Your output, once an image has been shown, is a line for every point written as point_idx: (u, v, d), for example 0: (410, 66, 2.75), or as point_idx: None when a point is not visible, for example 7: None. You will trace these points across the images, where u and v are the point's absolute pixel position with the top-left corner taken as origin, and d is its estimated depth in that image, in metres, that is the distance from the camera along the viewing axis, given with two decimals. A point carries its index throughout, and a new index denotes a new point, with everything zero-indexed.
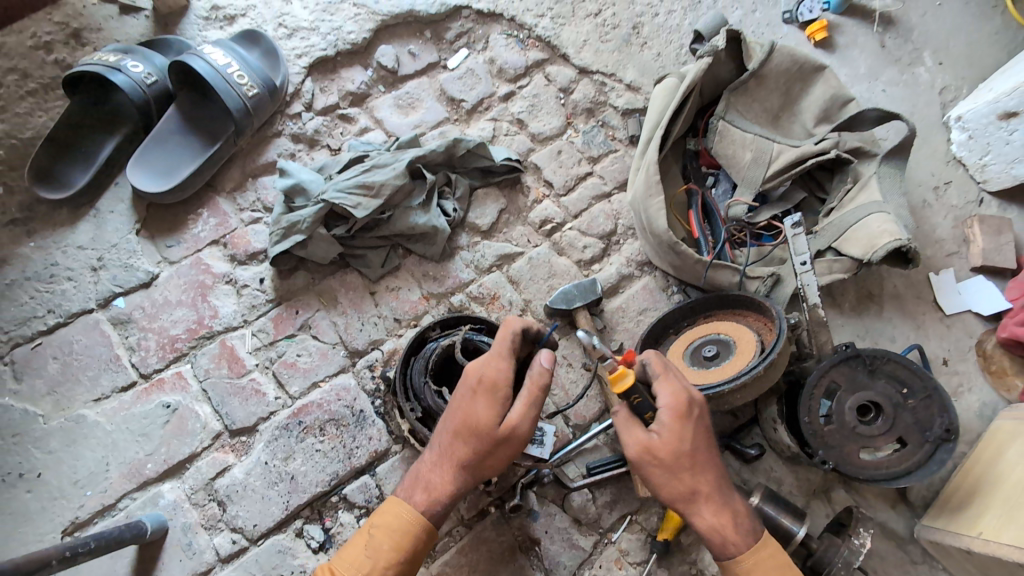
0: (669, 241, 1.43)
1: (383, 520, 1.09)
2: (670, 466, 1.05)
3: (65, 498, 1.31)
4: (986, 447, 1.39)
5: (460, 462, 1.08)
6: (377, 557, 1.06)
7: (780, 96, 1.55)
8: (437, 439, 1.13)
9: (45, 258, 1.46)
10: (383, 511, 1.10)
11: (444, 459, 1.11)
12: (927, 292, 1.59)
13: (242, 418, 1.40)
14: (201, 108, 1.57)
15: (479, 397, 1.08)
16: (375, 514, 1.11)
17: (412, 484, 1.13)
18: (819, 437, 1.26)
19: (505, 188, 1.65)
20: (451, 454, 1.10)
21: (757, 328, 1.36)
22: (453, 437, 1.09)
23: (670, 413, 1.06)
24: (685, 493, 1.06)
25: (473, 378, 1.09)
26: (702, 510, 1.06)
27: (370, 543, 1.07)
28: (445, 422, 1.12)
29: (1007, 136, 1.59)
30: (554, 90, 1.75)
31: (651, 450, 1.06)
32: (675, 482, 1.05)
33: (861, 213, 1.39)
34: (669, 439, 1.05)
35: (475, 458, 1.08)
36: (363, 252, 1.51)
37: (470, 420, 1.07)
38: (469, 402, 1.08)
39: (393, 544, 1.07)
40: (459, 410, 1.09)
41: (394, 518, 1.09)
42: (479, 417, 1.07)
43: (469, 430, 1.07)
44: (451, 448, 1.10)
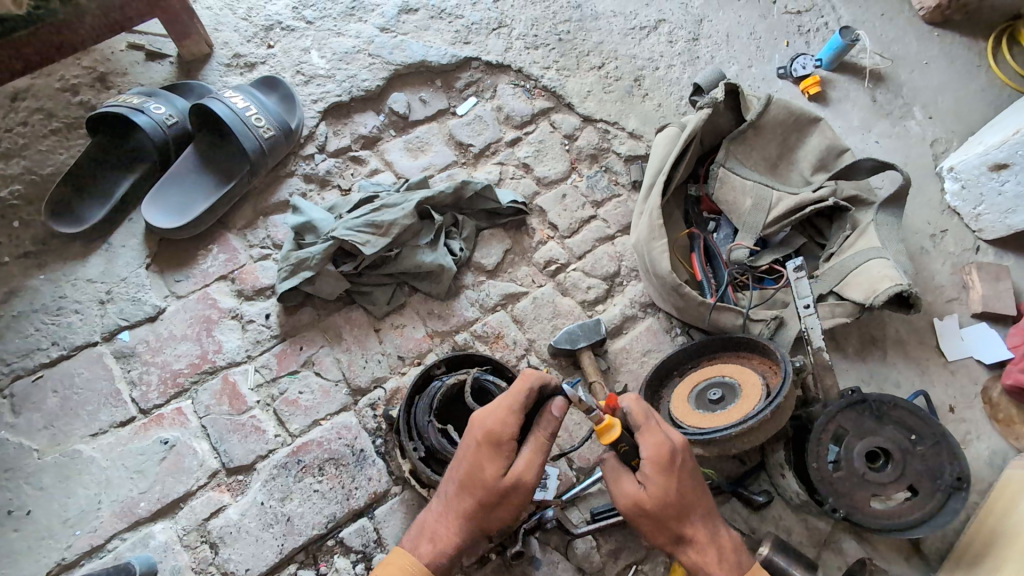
0: (673, 283, 1.45)
1: (388, 571, 1.07)
2: (654, 516, 1.07)
3: (53, 537, 1.27)
4: (998, 497, 1.36)
5: (467, 514, 1.07)
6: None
7: (777, 145, 1.60)
8: (444, 488, 1.12)
9: (55, 291, 1.47)
10: (387, 563, 1.08)
11: (449, 510, 1.09)
12: (929, 338, 1.59)
13: (240, 456, 1.37)
14: (218, 148, 1.62)
15: (488, 452, 1.06)
16: (377, 568, 1.09)
17: (417, 533, 1.11)
18: (827, 484, 1.24)
19: (511, 229, 1.68)
20: (458, 506, 1.08)
21: (762, 371, 1.36)
22: (460, 489, 1.08)
23: (651, 465, 1.05)
24: (672, 537, 1.08)
25: (479, 430, 1.07)
26: (688, 552, 1.08)
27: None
28: (452, 473, 1.10)
29: (999, 186, 1.63)
30: (559, 137, 1.81)
31: (638, 503, 1.06)
32: (660, 529, 1.08)
33: (861, 258, 1.42)
34: (654, 492, 1.05)
35: (482, 511, 1.07)
36: (369, 289, 1.52)
37: (478, 474, 1.06)
38: (477, 455, 1.06)
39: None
40: (466, 463, 1.07)
41: (399, 569, 1.07)
42: (488, 473, 1.05)
43: (476, 483, 1.06)
44: (458, 500, 1.08)
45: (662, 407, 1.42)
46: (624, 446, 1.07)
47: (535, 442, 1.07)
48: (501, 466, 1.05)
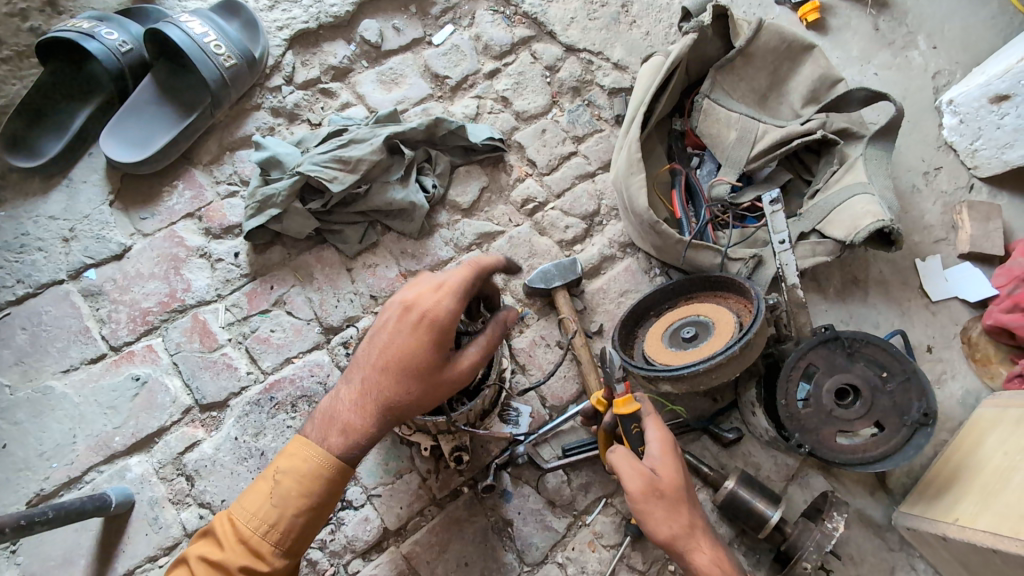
0: (651, 220, 1.38)
1: (289, 465, 1.04)
2: (670, 500, 1.06)
3: (31, 469, 1.29)
4: (967, 434, 1.37)
5: (388, 395, 1.05)
6: (283, 506, 1.02)
7: (767, 75, 1.52)
8: (362, 372, 1.07)
9: (16, 228, 1.43)
10: (291, 454, 1.05)
11: (367, 391, 1.06)
12: (913, 278, 1.56)
13: (213, 392, 1.38)
14: (177, 77, 1.54)
15: (417, 324, 1.04)
16: (280, 457, 1.05)
17: (327, 425, 1.07)
18: (794, 420, 1.24)
19: (488, 166, 1.62)
20: (380, 389, 1.05)
21: (737, 310, 1.33)
22: (386, 369, 1.05)
23: (663, 447, 1.10)
24: (684, 527, 1.05)
25: (412, 311, 1.05)
26: (700, 545, 1.05)
27: (276, 493, 1.02)
28: (379, 353, 1.06)
29: (998, 120, 1.56)
30: (539, 68, 1.72)
31: (652, 485, 1.06)
32: (674, 516, 1.05)
33: (845, 195, 1.37)
34: (667, 472, 1.08)
35: (405, 391, 1.05)
36: (340, 228, 1.48)
37: (409, 350, 1.04)
38: (409, 335, 1.05)
39: (299, 492, 1.02)
40: (397, 345, 1.05)
41: (303, 461, 1.04)
42: (419, 350, 1.04)
43: (402, 363, 1.04)
44: (382, 382, 1.05)
45: (635, 347, 1.41)
46: (636, 428, 1.13)
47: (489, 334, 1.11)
48: (432, 344, 1.04)
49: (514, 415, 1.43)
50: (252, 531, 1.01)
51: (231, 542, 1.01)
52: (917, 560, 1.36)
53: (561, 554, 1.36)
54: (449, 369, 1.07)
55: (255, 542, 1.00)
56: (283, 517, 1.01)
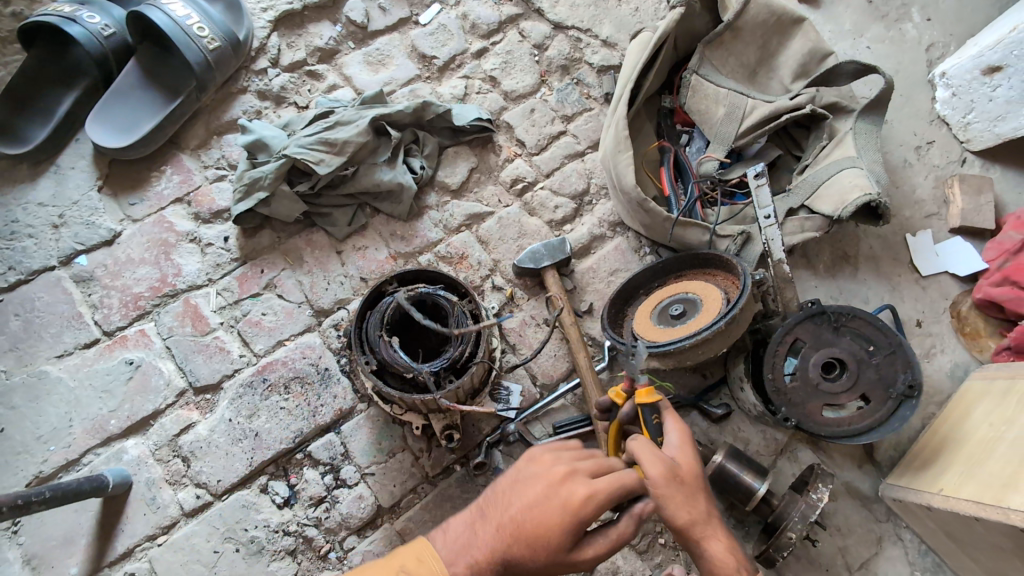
0: (639, 198, 1.38)
1: (415, 566, 0.85)
2: (689, 486, 0.96)
3: (29, 452, 1.31)
4: (955, 406, 1.38)
5: (518, 560, 0.88)
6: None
7: (756, 50, 1.50)
8: (488, 520, 0.91)
9: (6, 215, 1.44)
10: (418, 556, 0.87)
11: (497, 550, 0.88)
12: (903, 253, 1.56)
13: (206, 375, 1.39)
14: (162, 61, 1.53)
15: (569, 509, 0.89)
16: (403, 554, 0.87)
17: (458, 547, 0.89)
18: (781, 394, 1.26)
19: (476, 147, 1.61)
20: (489, 544, 0.89)
21: (725, 287, 1.33)
22: (509, 526, 0.89)
23: (682, 438, 1.01)
24: (703, 519, 0.95)
25: (557, 497, 0.90)
26: (716, 540, 0.95)
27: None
28: (505, 509, 0.92)
29: (990, 92, 1.54)
30: (528, 46, 1.70)
31: (672, 471, 0.96)
32: (694, 509, 0.95)
33: (833, 169, 1.36)
34: (688, 463, 0.99)
35: (526, 560, 0.88)
36: (329, 210, 1.49)
37: (544, 524, 0.88)
38: (545, 501, 0.90)
39: None
40: (525, 503, 0.91)
41: (423, 566, 0.85)
42: (553, 526, 0.88)
43: (533, 538, 0.88)
44: (499, 535, 0.89)
45: (625, 325, 1.42)
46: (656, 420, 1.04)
47: (613, 536, 0.93)
48: (578, 523, 0.88)
49: (505, 394, 1.43)
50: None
51: None
52: (903, 530, 1.38)
53: None
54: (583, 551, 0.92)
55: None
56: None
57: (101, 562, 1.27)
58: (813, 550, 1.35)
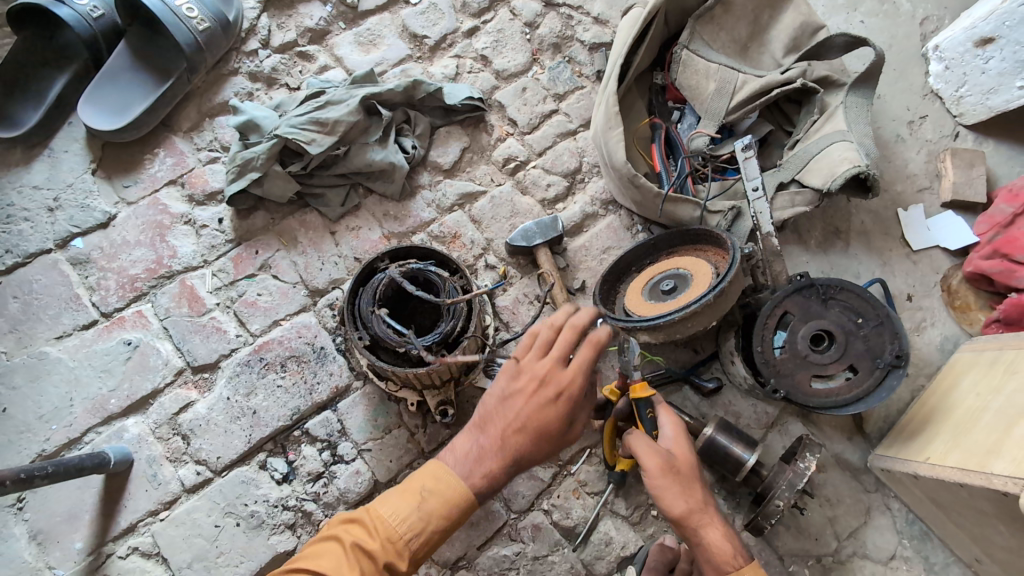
0: (629, 174, 1.38)
1: (433, 485, 1.02)
2: (684, 475, 1.09)
3: (31, 431, 1.34)
4: (943, 378, 1.39)
5: (529, 454, 1.06)
6: (429, 519, 1.00)
7: (747, 24, 1.51)
8: (490, 436, 1.06)
9: (2, 199, 1.45)
10: (435, 477, 1.03)
11: (507, 450, 1.05)
12: (895, 228, 1.57)
13: (204, 355, 1.41)
14: (152, 44, 1.53)
15: (558, 395, 1.06)
16: (424, 475, 1.03)
17: (469, 463, 1.04)
18: (771, 366, 1.27)
19: (468, 126, 1.61)
20: (504, 447, 1.05)
21: (714, 261, 1.34)
22: (521, 431, 1.05)
23: (677, 430, 1.13)
24: (698, 502, 1.08)
25: (544, 393, 1.06)
26: (713, 522, 1.07)
27: (422, 505, 1.00)
28: (506, 418, 1.06)
29: (983, 64, 1.54)
30: (519, 25, 1.70)
31: (668, 462, 1.09)
32: (687, 494, 1.08)
33: (823, 143, 1.37)
34: (682, 453, 1.11)
35: (538, 446, 1.07)
36: (322, 191, 1.50)
37: (546, 418, 1.05)
38: (540, 400, 1.05)
39: (441, 512, 1.01)
40: (523, 410, 1.05)
41: (443, 485, 1.02)
42: (555, 416, 1.05)
43: (538, 429, 1.05)
44: (514, 438, 1.05)
45: (617, 303, 1.43)
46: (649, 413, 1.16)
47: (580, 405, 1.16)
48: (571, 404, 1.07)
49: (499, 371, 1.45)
50: (400, 534, 0.98)
51: (381, 532, 0.98)
52: (892, 500, 1.40)
53: (547, 501, 1.40)
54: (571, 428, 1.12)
55: (401, 545, 0.98)
56: (427, 529, 1.00)
57: (105, 537, 1.30)
58: (803, 520, 1.38)
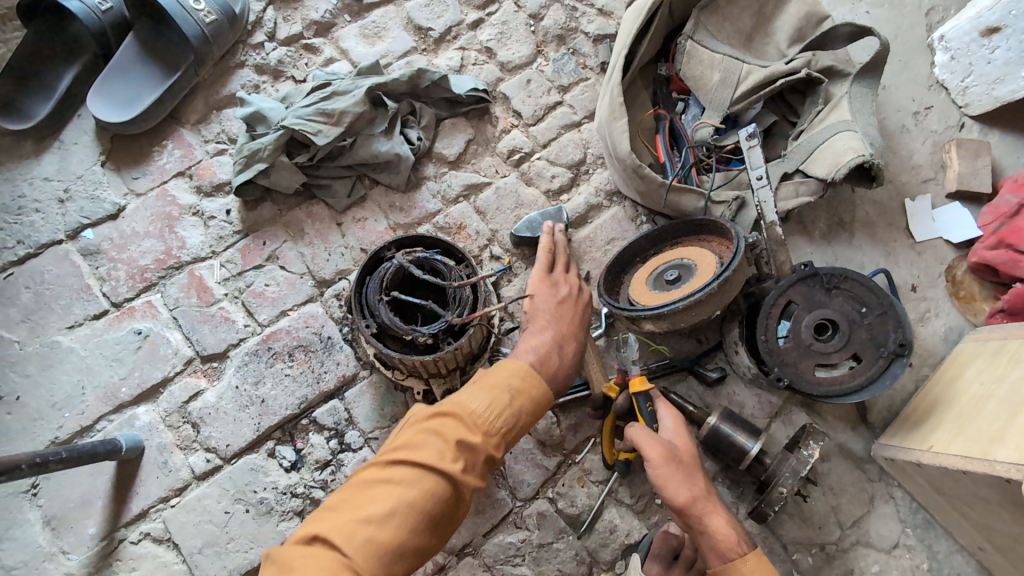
0: (633, 164, 1.39)
1: (523, 382, 1.03)
2: (686, 465, 1.11)
3: (44, 419, 1.36)
4: (947, 368, 1.39)
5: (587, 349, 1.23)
6: (519, 415, 1.00)
7: (751, 15, 1.52)
8: (565, 334, 1.18)
9: (13, 190, 1.47)
10: (521, 375, 1.04)
11: (571, 347, 1.17)
12: (899, 219, 1.57)
13: (212, 344, 1.43)
14: (159, 36, 1.54)
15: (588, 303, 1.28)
16: (509, 374, 1.03)
17: (543, 363, 1.10)
18: (774, 354, 1.29)
19: (473, 118, 1.62)
20: (578, 341, 1.19)
21: (718, 251, 1.34)
22: (584, 327, 1.24)
23: (677, 421, 1.17)
24: (701, 491, 1.09)
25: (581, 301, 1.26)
26: (716, 510, 1.08)
27: (516, 401, 1.01)
28: (573, 316, 1.23)
29: (988, 54, 1.54)
30: (523, 17, 1.70)
31: (670, 452, 1.11)
32: (690, 483, 1.09)
33: (827, 133, 1.37)
34: (683, 443, 1.14)
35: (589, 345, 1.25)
36: (328, 182, 1.51)
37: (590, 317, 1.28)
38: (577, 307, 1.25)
39: (531, 409, 1.02)
40: (569, 314, 1.22)
41: (531, 383, 1.04)
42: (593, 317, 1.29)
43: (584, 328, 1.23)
44: (583, 332, 1.22)
45: (621, 293, 1.43)
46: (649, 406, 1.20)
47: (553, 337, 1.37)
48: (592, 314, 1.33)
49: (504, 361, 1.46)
50: (497, 427, 0.97)
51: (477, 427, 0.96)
52: (895, 489, 1.40)
53: (552, 490, 1.41)
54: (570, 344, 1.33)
55: (498, 438, 0.98)
56: (518, 424, 1.00)
57: (117, 523, 1.32)
58: (806, 508, 1.39)
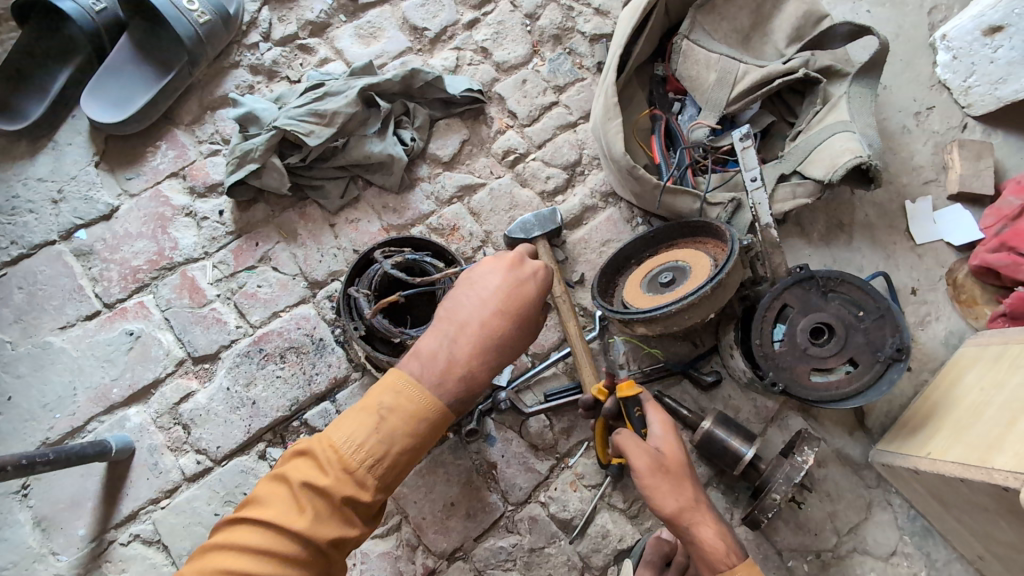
0: (627, 165, 1.37)
1: (395, 401, 0.94)
2: (674, 474, 1.08)
3: (35, 420, 1.36)
4: (947, 373, 1.37)
5: (509, 338, 1.02)
6: (391, 441, 0.92)
7: (749, 14, 1.50)
8: (461, 331, 1.00)
9: (8, 191, 1.48)
10: (396, 391, 0.95)
11: (485, 338, 1.00)
12: (899, 221, 1.54)
13: (204, 345, 1.42)
14: (153, 37, 1.54)
15: (537, 276, 1.06)
16: (382, 392, 0.95)
17: (435, 370, 0.97)
18: (769, 359, 1.26)
19: (468, 119, 1.61)
20: (480, 332, 1.00)
21: (713, 253, 1.32)
22: (499, 311, 1.01)
23: (666, 427, 1.13)
24: (690, 501, 1.07)
25: (522, 272, 1.05)
26: (705, 520, 1.05)
27: (382, 426, 0.93)
28: (481, 300, 1.02)
29: (991, 54, 1.52)
30: (519, 16, 1.69)
31: (657, 460, 1.09)
32: (678, 492, 1.07)
33: (825, 134, 1.35)
34: (671, 450, 1.11)
35: (522, 332, 1.04)
36: (321, 183, 1.50)
37: (526, 295, 1.04)
38: (513, 281, 1.04)
39: (407, 430, 0.94)
40: (498, 291, 1.02)
41: (408, 401, 0.95)
42: (535, 294, 1.05)
43: (517, 307, 1.02)
44: (492, 317, 1.01)
45: (615, 295, 1.41)
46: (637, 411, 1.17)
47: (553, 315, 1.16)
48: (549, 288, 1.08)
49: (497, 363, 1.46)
50: (357, 462, 0.90)
51: (334, 466, 0.90)
52: (893, 496, 1.38)
53: (544, 494, 1.40)
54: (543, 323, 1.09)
55: (361, 475, 0.90)
56: (390, 453, 0.92)
57: (107, 524, 1.32)
58: (802, 515, 1.37)
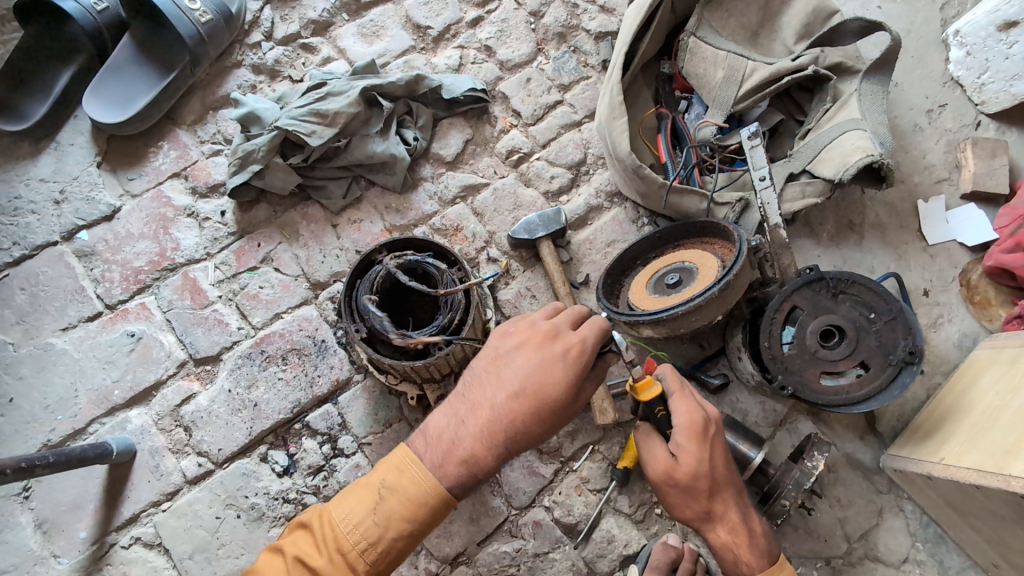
0: (633, 165, 1.35)
1: (395, 482, 0.98)
2: (689, 489, 1.03)
3: (38, 422, 1.35)
4: (961, 377, 1.34)
5: (521, 425, 0.98)
6: (386, 525, 0.96)
7: (757, 11, 1.47)
8: (473, 411, 1.00)
9: (10, 192, 1.47)
10: (398, 470, 0.99)
11: (496, 424, 0.98)
12: (911, 221, 1.51)
13: (206, 347, 1.41)
14: (155, 36, 1.53)
15: (564, 359, 0.99)
16: (385, 471, 1.00)
17: (443, 449, 0.99)
18: (778, 362, 1.24)
19: (471, 118, 1.59)
20: (491, 416, 0.99)
21: (720, 254, 1.30)
22: (514, 395, 0.98)
23: (688, 435, 1.02)
24: (700, 512, 1.05)
25: (556, 350, 1.00)
26: (717, 528, 1.06)
27: (379, 510, 0.97)
28: (500, 381, 1.00)
29: (1007, 49, 1.49)
30: (524, 14, 1.67)
31: (670, 473, 1.03)
32: (690, 502, 1.05)
33: (836, 132, 1.32)
34: (689, 462, 1.01)
35: (542, 421, 0.99)
36: (324, 183, 1.49)
37: (545, 380, 0.98)
38: (539, 362, 1.00)
39: (403, 515, 0.97)
40: (518, 371, 1.00)
41: (408, 483, 0.98)
42: (557, 380, 0.98)
43: (538, 395, 0.98)
44: (504, 400, 0.99)
45: (621, 297, 1.39)
46: (660, 410, 1.06)
47: (603, 382, 1.07)
48: (579, 373, 0.99)
49: None
50: (350, 545, 0.96)
51: (329, 548, 0.96)
52: (905, 501, 1.35)
53: (549, 498, 1.38)
54: (580, 404, 1.03)
55: (353, 558, 0.95)
56: (383, 538, 0.96)
57: (108, 527, 1.31)
58: (811, 520, 1.34)
